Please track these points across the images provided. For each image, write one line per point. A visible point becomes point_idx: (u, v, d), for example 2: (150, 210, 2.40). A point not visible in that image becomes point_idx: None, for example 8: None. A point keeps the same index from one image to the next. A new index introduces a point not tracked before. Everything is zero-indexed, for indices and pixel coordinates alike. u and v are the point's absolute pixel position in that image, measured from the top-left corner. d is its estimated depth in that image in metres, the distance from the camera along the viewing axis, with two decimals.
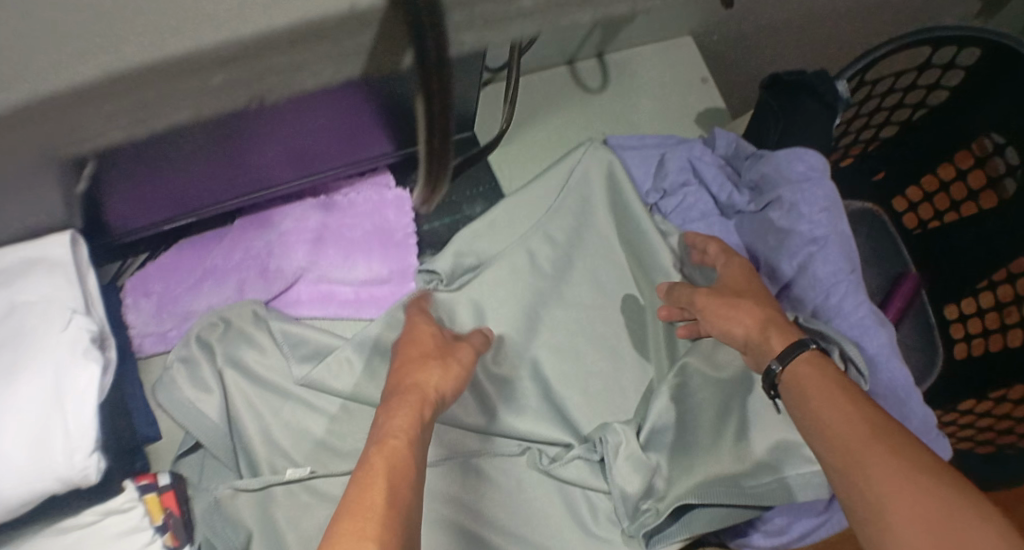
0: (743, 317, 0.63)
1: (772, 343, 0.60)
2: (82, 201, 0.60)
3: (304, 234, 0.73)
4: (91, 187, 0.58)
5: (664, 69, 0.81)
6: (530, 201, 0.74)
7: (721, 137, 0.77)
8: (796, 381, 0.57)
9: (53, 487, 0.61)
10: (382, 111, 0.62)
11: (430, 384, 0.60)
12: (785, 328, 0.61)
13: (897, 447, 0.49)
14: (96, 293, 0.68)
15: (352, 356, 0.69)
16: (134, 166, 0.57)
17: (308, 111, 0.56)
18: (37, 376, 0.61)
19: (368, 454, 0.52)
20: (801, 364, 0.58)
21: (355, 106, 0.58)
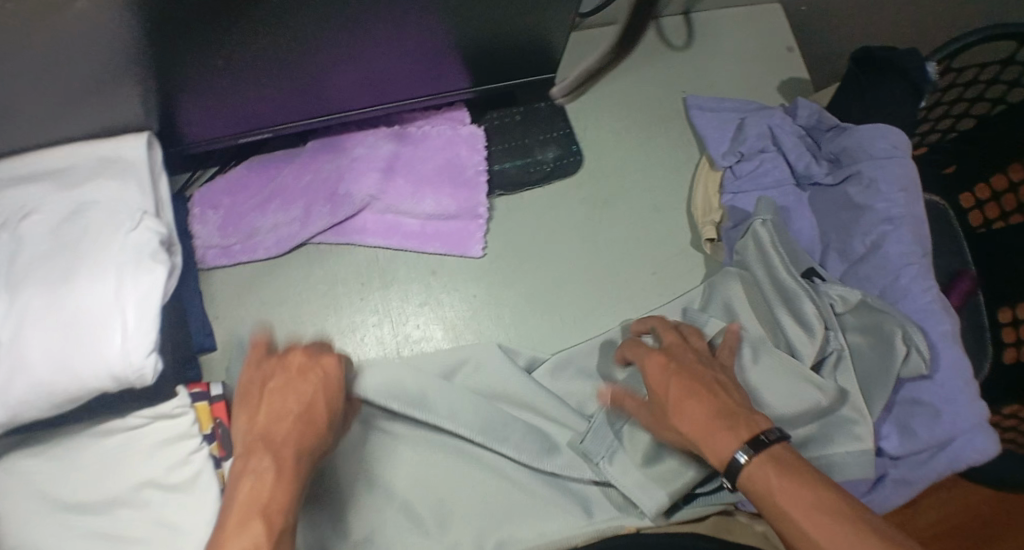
0: (683, 422, 0.56)
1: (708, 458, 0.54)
2: (154, 93, 0.61)
3: (375, 162, 0.72)
4: (168, 83, 0.60)
5: (749, 33, 0.80)
6: (621, 165, 0.75)
7: (805, 106, 0.75)
8: (761, 496, 0.51)
9: (107, 384, 0.60)
10: (457, 27, 0.62)
11: (262, 492, 0.51)
12: (740, 423, 0.54)
13: (839, 509, 0.49)
14: (168, 200, 0.69)
15: (444, 291, 0.72)
16: (205, 55, 0.58)
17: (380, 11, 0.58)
18: (104, 273, 0.61)
19: (232, 494, 0.51)
20: (756, 472, 0.52)
21: (427, 18, 0.60)
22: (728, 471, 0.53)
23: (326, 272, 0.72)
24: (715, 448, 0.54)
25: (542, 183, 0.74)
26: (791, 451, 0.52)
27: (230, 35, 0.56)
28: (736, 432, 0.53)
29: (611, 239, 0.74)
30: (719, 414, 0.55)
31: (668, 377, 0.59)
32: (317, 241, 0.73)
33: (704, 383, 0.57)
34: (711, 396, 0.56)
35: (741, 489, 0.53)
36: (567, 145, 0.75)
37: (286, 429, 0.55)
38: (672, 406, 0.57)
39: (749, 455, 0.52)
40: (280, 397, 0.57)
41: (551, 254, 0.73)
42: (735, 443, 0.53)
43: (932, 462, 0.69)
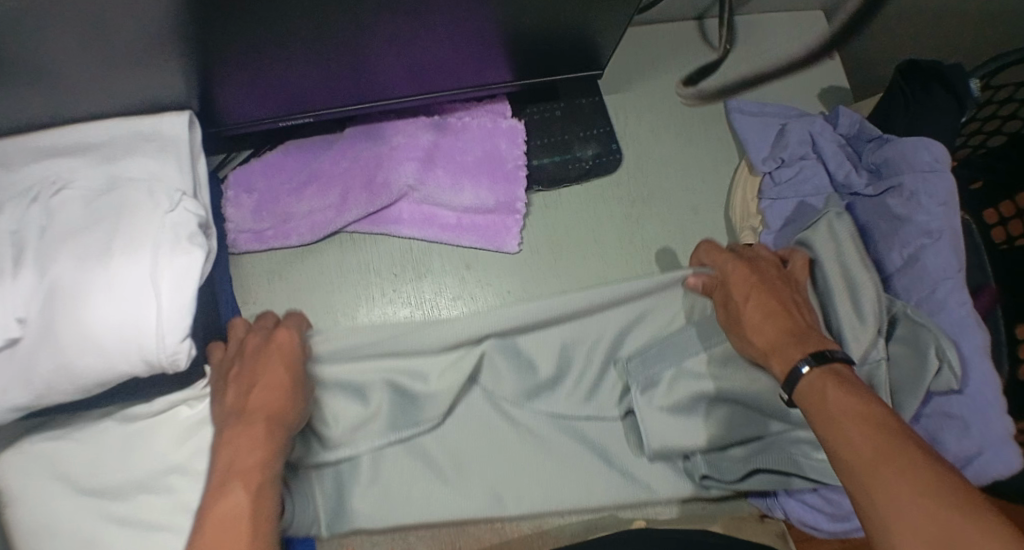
0: (755, 337, 0.60)
1: (775, 369, 0.58)
2: (196, 69, 0.60)
3: (415, 151, 0.71)
4: (211, 61, 0.59)
5: (792, 39, 0.79)
6: (660, 165, 0.75)
7: (846, 116, 0.75)
8: (812, 405, 0.54)
9: (138, 368, 0.59)
10: (509, 21, 0.61)
11: (244, 457, 0.51)
12: (813, 342, 0.58)
13: (885, 426, 0.49)
14: (205, 182, 0.67)
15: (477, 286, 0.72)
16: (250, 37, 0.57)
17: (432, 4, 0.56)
18: (139, 252, 0.59)
19: (211, 468, 0.51)
20: (812, 382, 0.55)
21: (481, 12, 0.59)
22: (790, 382, 0.56)
23: (359, 261, 0.72)
24: (782, 359, 0.58)
25: (581, 180, 0.74)
26: (853, 373, 0.55)
27: (277, 20, 0.55)
28: (803, 347, 0.57)
29: (647, 239, 0.73)
30: (791, 332, 0.59)
31: (754, 294, 0.62)
32: (351, 230, 0.72)
33: (780, 299, 0.61)
34: (787, 315, 0.60)
35: (798, 401, 0.56)
36: (608, 143, 0.74)
37: (260, 388, 0.55)
38: (748, 315, 0.61)
39: (811, 366, 0.55)
40: (250, 363, 0.56)
41: (587, 252, 0.73)
42: (800, 355, 0.57)
43: (958, 475, 0.68)
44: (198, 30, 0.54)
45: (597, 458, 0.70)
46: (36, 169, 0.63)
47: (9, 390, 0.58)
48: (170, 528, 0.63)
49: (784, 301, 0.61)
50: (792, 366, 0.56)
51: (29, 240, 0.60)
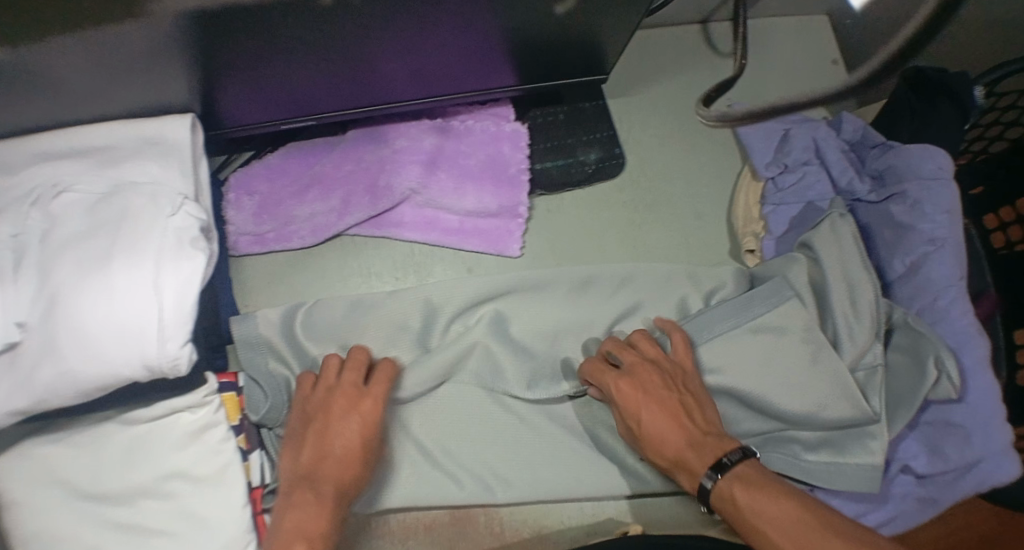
0: (658, 446, 0.61)
1: (683, 483, 0.60)
2: (199, 73, 0.59)
3: (418, 154, 0.70)
4: (214, 66, 0.58)
5: (795, 45, 0.79)
6: (662, 170, 0.75)
7: (851, 122, 0.74)
8: (732, 513, 0.56)
9: (140, 375, 0.59)
10: (513, 25, 0.61)
11: (313, 522, 0.55)
12: (716, 446, 0.59)
13: (806, 518, 0.53)
14: (207, 185, 0.67)
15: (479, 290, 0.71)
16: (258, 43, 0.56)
17: (437, 12, 0.56)
18: (140, 257, 0.59)
19: (281, 513, 0.56)
20: (725, 492, 0.57)
21: (486, 19, 0.58)
22: (700, 494, 0.59)
23: (360, 265, 0.71)
24: (688, 475, 0.60)
25: (584, 185, 0.73)
26: (755, 469, 0.58)
27: (281, 29, 0.54)
28: (700, 456, 0.59)
29: (649, 245, 0.73)
30: (691, 443, 0.60)
31: (636, 396, 0.62)
32: (352, 233, 0.71)
33: (678, 410, 0.61)
34: (682, 422, 0.61)
35: (714, 506, 0.58)
36: (611, 147, 0.74)
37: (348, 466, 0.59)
38: (649, 437, 0.61)
39: (714, 480, 0.57)
40: (343, 429, 0.60)
41: (589, 257, 0.73)
42: (700, 470, 0.58)
43: (959, 483, 0.69)
44: (200, 36, 0.54)
45: (592, 460, 0.70)
46: (35, 172, 0.62)
47: (8, 398, 0.58)
48: (171, 533, 0.63)
49: (678, 399, 0.62)
50: (698, 485, 0.58)
51: (30, 245, 0.60)
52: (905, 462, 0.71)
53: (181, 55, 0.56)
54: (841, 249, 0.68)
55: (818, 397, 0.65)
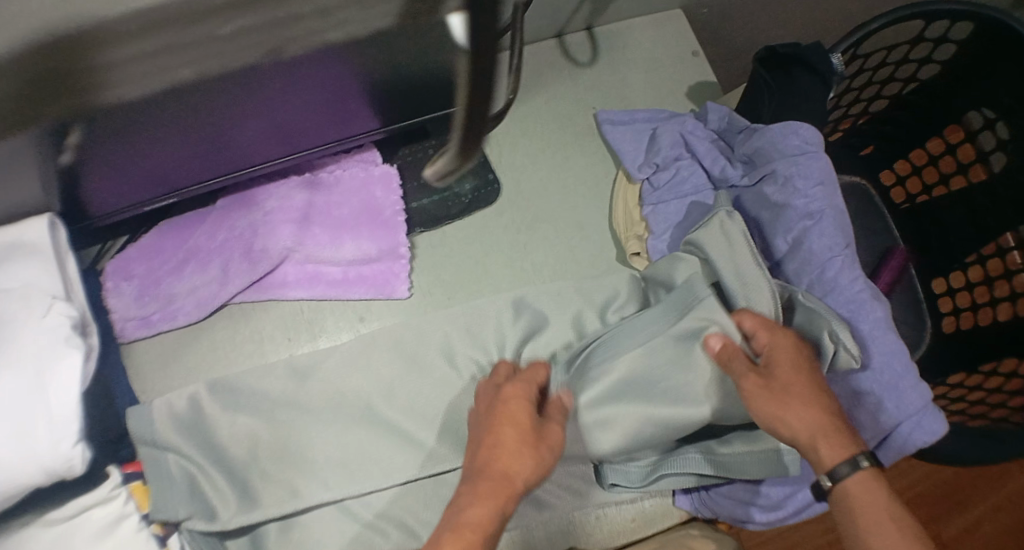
0: (799, 413, 0.58)
1: (817, 456, 0.58)
2: (58, 173, 0.58)
3: (290, 213, 0.71)
4: (73, 163, 0.58)
5: (652, 42, 0.80)
6: (540, 187, 0.75)
7: (714, 111, 0.76)
8: (855, 503, 0.56)
9: (40, 479, 0.59)
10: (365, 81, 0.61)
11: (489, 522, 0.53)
12: (853, 432, 0.58)
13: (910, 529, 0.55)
14: (78, 279, 0.66)
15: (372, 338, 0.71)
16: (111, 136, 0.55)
17: (291, 83, 0.55)
18: (18, 365, 0.59)
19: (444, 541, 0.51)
20: (862, 482, 0.57)
21: (344, 76, 0.58)
22: (832, 476, 0.57)
23: (251, 331, 0.71)
24: (831, 450, 0.57)
25: (461, 216, 0.74)
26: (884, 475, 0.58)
27: (133, 123, 0.54)
28: (846, 437, 0.58)
29: (537, 262, 0.74)
30: (826, 411, 0.58)
31: (818, 371, 0.60)
32: (238, 301, 0.71)
33: (812, 370, 0.59)
34: (826, 388, 0.59)
35: (837, 490, 0.57)
36: (484, 173, 0.74)
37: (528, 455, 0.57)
38: (787, 383, 0.58)
39: (864, 465, 0.57)
40: (511, 429, 0.58)
41: (481, 284, 0.73)
42: (849, 454, 0.57)
43: (882, 449, 0.69)
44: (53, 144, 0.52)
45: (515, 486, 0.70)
46: None
47: None
48: None
49: (826, 379, 0.60)
50: (848, 466, 0.57)
51: None
52: None
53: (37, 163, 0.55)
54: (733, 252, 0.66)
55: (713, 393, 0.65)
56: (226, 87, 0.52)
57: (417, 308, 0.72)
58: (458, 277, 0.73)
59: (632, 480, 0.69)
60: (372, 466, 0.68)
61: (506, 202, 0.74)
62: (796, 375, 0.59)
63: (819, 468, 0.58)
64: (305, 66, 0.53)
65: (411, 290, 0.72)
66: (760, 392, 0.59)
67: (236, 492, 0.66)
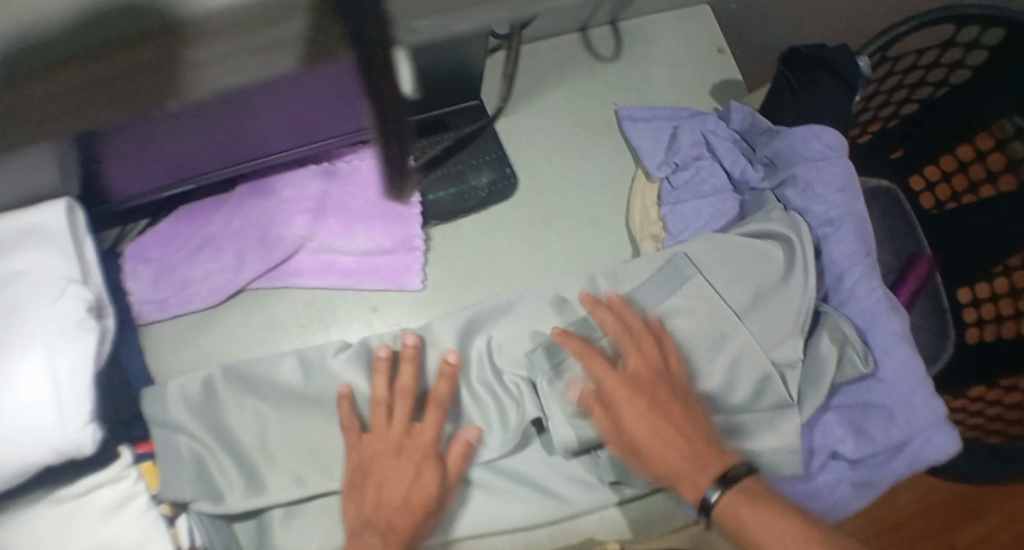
0: (630, 424, 0.61)
1: (685, 495, 0.61)
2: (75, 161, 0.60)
3: (304, 203, 0.71)
4: (89, 151, 0.59)
5: (677, 38, 0.79)
6: (558, 184, 0.75)
7: (737, 110, 0.73)
8: (736, 523, 0.59)
9: (49, 458, 0.60)
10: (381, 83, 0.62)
11: None
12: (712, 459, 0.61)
13: (804, 537, 0.57)
14: (95, 262, 0.67)
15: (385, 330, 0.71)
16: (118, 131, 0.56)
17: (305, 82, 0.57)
18: (33, 348, 0.60)
19: None
20: (734, 509, 0.59)
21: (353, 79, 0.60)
22: (705, 508, 0.60)
23: (263, 318, 0.71)
24: (692, 488, 0.60)
25: (478, 209, 0.73)
26: (759, 487, 0.60)
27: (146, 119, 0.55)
28: (705, 468, 0.60)
29: (552, 260, 0.73)
30: (691, 453, 0.60)
31: (667, 386, 0.62)
32: (252, 287, 0.72)
33: (655, 395, 0.61)
34: (664, 414, 0.61)
35: (716, 520, 0.60)
36: (501, 168, 0.74)
37: (413, 516, 0.62)
38: (623, 423, 0.61)
39: (721, 491, 0.59)
40: (404, 463, 0.62)
41: (495, 280, 0.72)
42: (707, 482, 0.60)
43: (893, 463, 0.67)
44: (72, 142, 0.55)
45: (521, 482, 0.70)
46: None
47: None
48: None
49: (665, 396, 0.62)
50: (704, 498, 0.60)
51: None
52: (831, 447, 0.68)
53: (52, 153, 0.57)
54: (721, 264, 0.67)
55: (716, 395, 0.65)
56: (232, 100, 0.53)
57: (430, 301, 0.72)
58: (472, 270, 0.72)
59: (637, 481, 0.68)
60: None
61: (523, 198, 0.74)
62: (628, 426, 0.61)
63: (692, 494, 0.61)
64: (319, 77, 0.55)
65: (421, 287, 0.71)
66: (607, 394, 0.62)
67: (240, 479, 0.67)
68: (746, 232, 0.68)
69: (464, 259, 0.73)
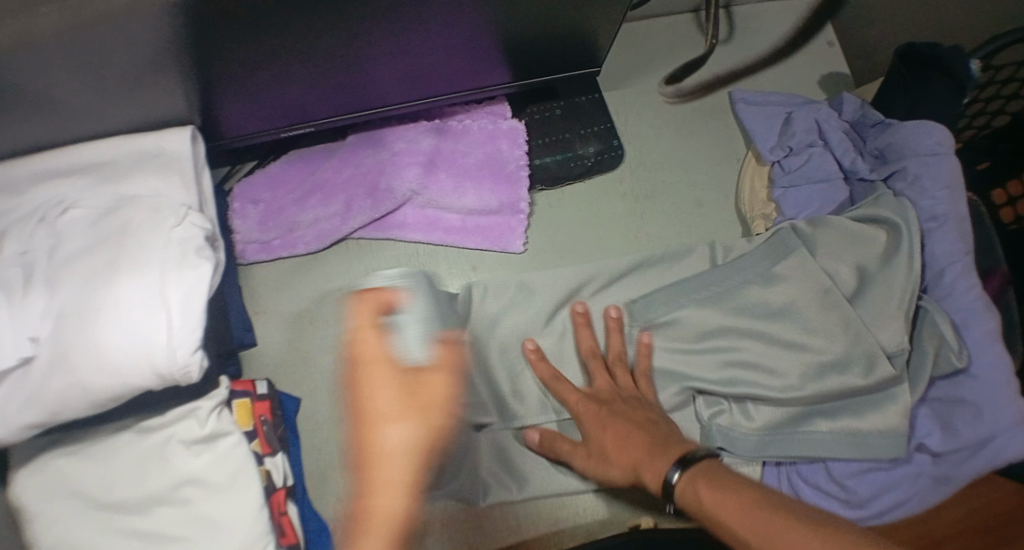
0: (609, 437, 0.61)
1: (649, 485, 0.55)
2: (197, 88, 0.60)
3: (416, 156, 0.71)
4: (213, 81, 0.60)
5: (783, 27, 0.85)
6: (660, 155, 0.79)
7: (851, 102, 0.77)
8: (697, 509, 0.51)
9: (152, 382, 0.57)
10: (507, 32, 0.64)
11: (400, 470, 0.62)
12: (677, 445, 0.57)
13: (761, 505, 0.48)
14: (210, 197, 0.67)
15: (486, 286, 0.72)
16: (261, 59, 0.58)
17: (438, 13, 0.58)
18: (148, 267, 0.58)
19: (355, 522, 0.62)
20: (686, 487, 0.52)
21: (480, 15, 0.60)
22: (666, 492, 0.54)
23: (365, 268, 0.74)
24: (652, 473, 0.55)
25: (583, 178, 0.76)
26: (719, 466, 0.53)
27: (267, 41, 0.56)
28: (664, 453, 0.56)
29: (651, 232, 0.77)
30: (650, 443, 0.57)
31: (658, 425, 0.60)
32: (356, 236, 0.74)
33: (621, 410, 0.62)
34: (644, 430, 0.59)
35: (679, 505, 0.53)
36: (609, 140, 0.77)
37: (408, 409, 0.63)
38: (604, 445, 0.61)
39: (680, 472, 0.53)
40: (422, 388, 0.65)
41: (596, 248, 0.76)
42: (666, 464, 0.54)
43: (973, 460, 0.66)
44: (196, 52, 0.55)
45: None
46: (45, 191, 0.62)
47: (29, 408, 0.57)
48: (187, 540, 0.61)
49: (639, 415, 0.62)
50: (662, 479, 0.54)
51: (40, 262, 0.60)
52: (916, 440, 0.69)
53: (179, 75, 0.58)
54: (840, 243, 0.69)
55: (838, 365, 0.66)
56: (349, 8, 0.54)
57: (532, 257, 0.75)
58: (571, 232, 0.76)
59: (741, 449, 0.68)
60: (474, 408, 0.68)
61: (625, 168, 0.78)
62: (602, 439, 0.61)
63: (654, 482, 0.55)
64: None
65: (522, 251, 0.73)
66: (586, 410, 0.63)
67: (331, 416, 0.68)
68: (853, 216, 0.70)
69: (562, 223, 0.76)
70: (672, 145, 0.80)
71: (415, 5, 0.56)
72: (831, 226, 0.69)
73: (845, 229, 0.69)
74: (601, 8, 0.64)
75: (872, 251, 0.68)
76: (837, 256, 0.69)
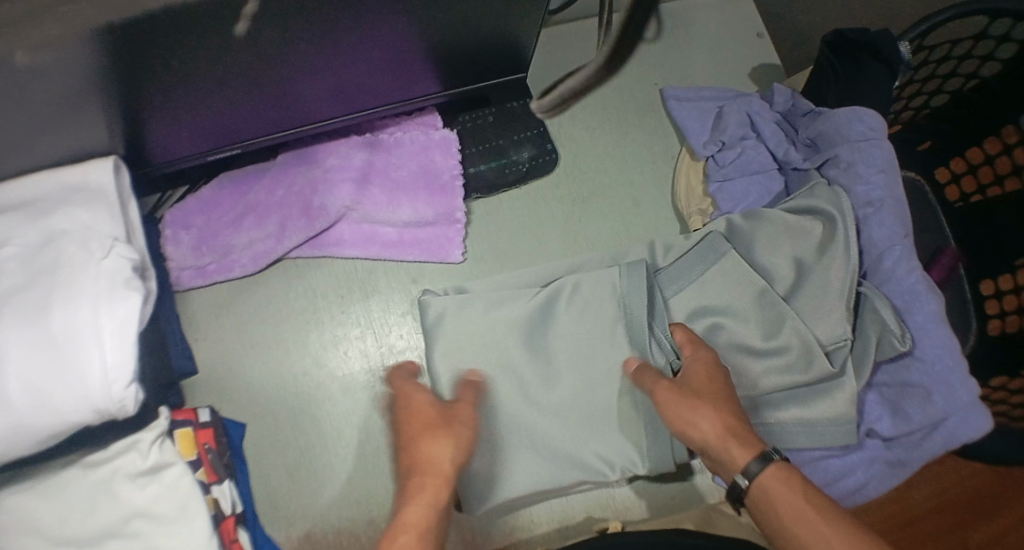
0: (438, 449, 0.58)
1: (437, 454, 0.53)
2: (118, 118, 0.60)
3: (349, 172, 0.71)
4: (134, 110, 0.59)
5: (713, 21, 0.85)
6: (597, 156, 0.79)
7: (780, 92, 0.77)
8: (767, 505, 0.54)
9: (87, 419, 0.57)
10: (430, 46, 0.63)
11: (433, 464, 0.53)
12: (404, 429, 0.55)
13: (834, 513, 0.51)
14: (140, 226, 0.66)
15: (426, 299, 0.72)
16: (179, 88, 0.58)
17: (357, 32, 0.57)
18: (76, 303, 0.58)
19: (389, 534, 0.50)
20: (766, 483, 0.54)
21: (401, 32, 0.59)
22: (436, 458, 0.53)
23: (305, 287, 0.73)
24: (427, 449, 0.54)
25: (519, 184, 0.76)
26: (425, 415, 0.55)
27: (184, 72, 0.55)
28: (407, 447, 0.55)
29: (591, 234, 0.77)
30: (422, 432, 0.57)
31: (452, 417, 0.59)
32: (293, 256, 0.73)
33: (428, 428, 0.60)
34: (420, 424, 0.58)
35: (750, 503, 0.55)
36: (541, 144, 0.77)
37: (425, 425, 0.55)
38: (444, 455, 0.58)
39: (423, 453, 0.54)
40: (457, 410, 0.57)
41: (537, 252, 0.76)
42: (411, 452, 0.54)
43: (926, 443, 0.67)
44: (112, 85, 0.54)
45: None
46: None
47: None
48: None
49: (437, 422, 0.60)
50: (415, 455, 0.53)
51: None
52: (868, 426, 0.69)
53: (97, 107, 0.57)
54: (775, 236, 0.69)
55: (783, 359, 0.66)
56: (265, 36, 0.53)
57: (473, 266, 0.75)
58: (511, 238, 0.76)
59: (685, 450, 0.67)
60: None
61: (562, 171, 0.78)
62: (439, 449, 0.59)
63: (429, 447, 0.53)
64: (368, 15, 0.55)
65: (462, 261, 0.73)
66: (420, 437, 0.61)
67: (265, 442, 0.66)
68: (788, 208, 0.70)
69: (501, 230, 0.76)
70: (609, 145, 0.80)
71: (333, 28, 0.55)
72: (765, 221, 0.70)
73: (780, 223, 0.70)
74: (524, 17, 0.64)
75: (806, 244, 0.69)
76: (773, 250, 0.69)
